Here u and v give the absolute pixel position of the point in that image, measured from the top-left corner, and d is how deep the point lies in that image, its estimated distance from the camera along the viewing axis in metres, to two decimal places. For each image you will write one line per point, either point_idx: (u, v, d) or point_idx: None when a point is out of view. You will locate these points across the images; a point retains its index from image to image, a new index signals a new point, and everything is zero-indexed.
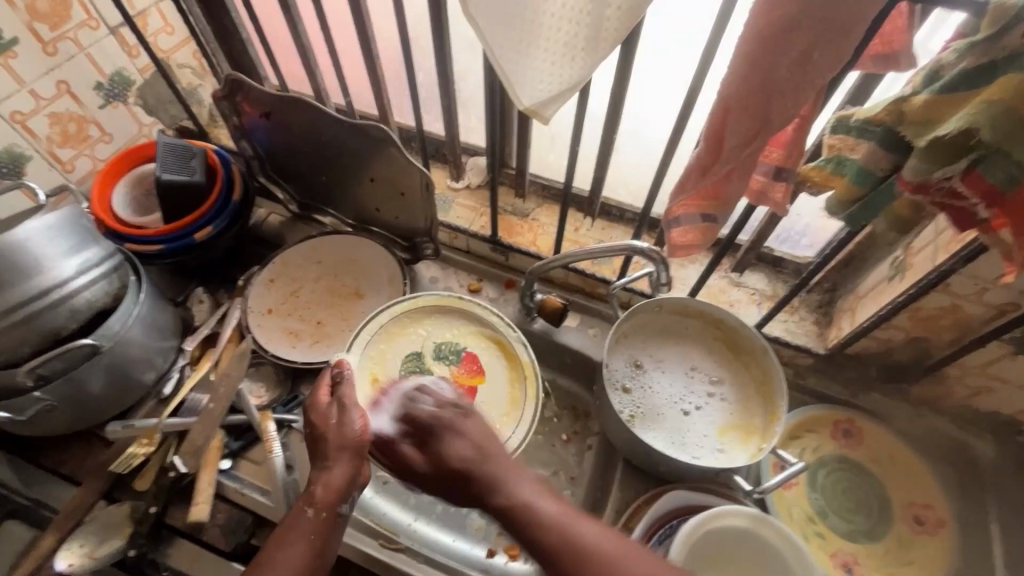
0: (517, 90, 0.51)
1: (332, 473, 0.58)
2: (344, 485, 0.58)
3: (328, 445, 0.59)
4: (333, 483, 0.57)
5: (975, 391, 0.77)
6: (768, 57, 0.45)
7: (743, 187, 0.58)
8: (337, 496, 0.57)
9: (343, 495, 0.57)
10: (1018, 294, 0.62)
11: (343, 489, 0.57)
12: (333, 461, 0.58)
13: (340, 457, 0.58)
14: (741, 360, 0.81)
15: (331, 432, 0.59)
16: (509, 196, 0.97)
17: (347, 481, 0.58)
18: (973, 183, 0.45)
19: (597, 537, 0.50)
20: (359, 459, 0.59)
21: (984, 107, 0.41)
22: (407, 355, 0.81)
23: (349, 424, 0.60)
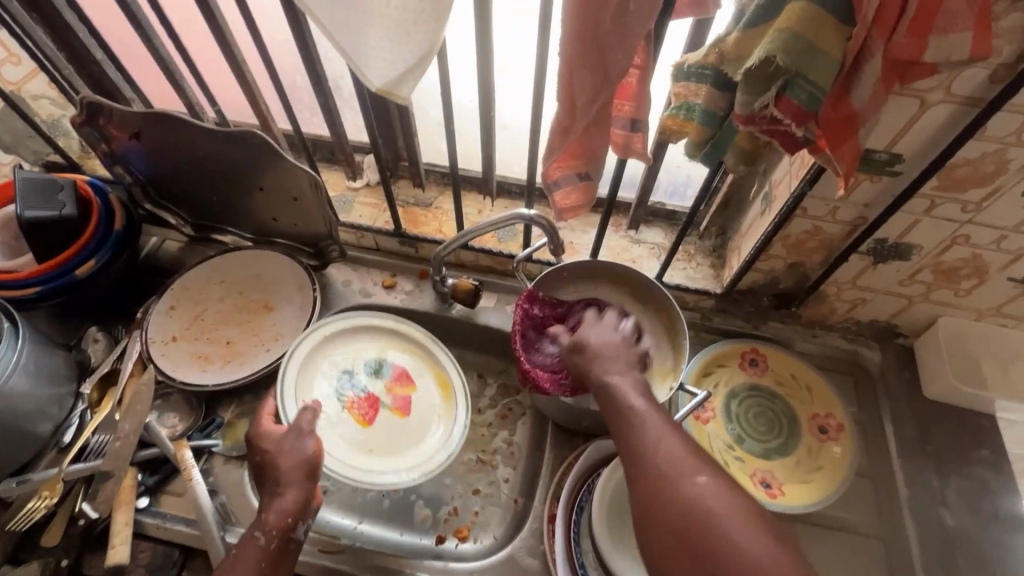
0: (366, 72, 0.52)
1: (284, 497, 0.62)
2: (299, 506, 0.62)
3: (278, 469, 0.64)
4: (287, 507, 0.61)
5: (852, 305, 0.85)
6: (592, 12, 0.48)
7: (604, 141, 0.61)
8: (290, 520, 0.61)
9: (298, 516, 0.62)
10: (862, 208, 0.69)
11: (298, 510, 0.62)
12: (285, 487, 0.63)
13: (291, 482, 0.63)
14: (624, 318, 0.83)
15: (281, 457, 0.64)
16: (409, 188, 0.98)
17: (299, 505, 0.62)
18: (785, 108, 0.48)
19: (699, 489, 0.46)
20: (310, 482, 0.64)
21: (779, 35, 0.45)
22: (336, 376, 0.82)
23: (300, 448, 0.65)
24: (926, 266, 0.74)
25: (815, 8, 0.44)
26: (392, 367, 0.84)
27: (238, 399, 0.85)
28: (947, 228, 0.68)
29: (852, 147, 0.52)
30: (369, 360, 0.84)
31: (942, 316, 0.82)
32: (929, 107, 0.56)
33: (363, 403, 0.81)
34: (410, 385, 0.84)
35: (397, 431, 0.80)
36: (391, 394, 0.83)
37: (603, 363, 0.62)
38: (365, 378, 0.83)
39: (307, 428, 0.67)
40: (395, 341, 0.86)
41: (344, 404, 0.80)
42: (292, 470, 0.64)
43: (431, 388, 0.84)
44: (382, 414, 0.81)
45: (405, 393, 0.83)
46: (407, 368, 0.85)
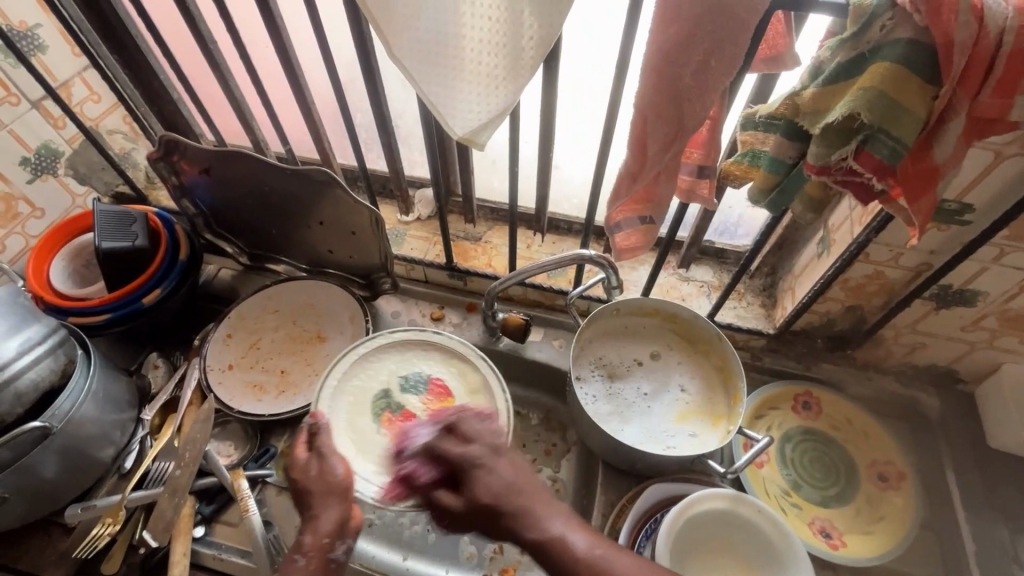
0: (449, 121, 0.54)
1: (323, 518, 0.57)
2: (337, 528, 0.57)
3: (313, 494, 0.59)
4: (324, 527, 0.56)
5: (911, 349, 0.84)
6: (672, 69, 0.50)
7: (671, 188, 0.62)
8: (328, 540, 0.55)
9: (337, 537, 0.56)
10: (927, 255, 0.69)
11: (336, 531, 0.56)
12: (320, 508, 0.58)
13: (328, 503, 0.58)
14: (648, 391, 0.83)
15: (314, 482, 0.60)
16: (460, 222, 1.00)
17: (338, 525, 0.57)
18: (864, 162, 0.49)
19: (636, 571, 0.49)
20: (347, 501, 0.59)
21: (862, 93, 0.46)
22: (374, 396, 0.82)
23: (331, 470, 0.61)
24: (990, 313, 0.73)
25: (899, 68, 0.45)
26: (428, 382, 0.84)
27: (290, 429, 0.86)
28: (1016, 277, 0.67)
29: (929, 200, 0.52)
30: (405, 378, 0.84)
31: (1006, 364, 0.80)
32: (1003, 159, 0.56)
33: (400, 416, 0.81)
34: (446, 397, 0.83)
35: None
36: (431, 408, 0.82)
37: (531, 511, 0.52)
38: (401, 394, 0.83)
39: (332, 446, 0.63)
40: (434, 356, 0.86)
41: (382, 422, 0.81)
42: (331, 494, 0.59)
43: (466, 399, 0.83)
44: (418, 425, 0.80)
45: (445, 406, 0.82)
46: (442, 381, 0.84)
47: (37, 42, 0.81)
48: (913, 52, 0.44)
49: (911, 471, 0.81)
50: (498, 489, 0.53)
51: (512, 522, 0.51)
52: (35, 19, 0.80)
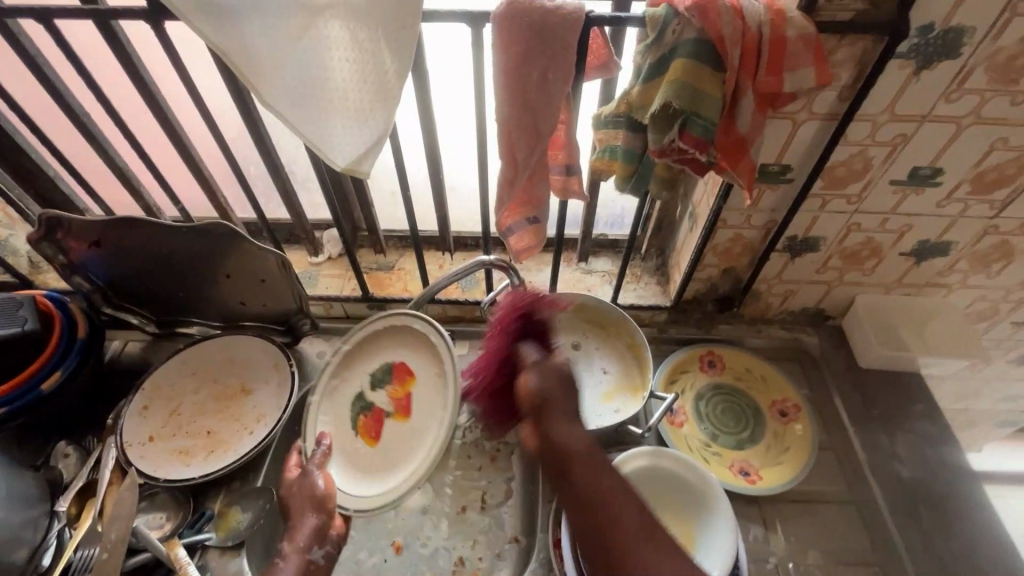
0: (331, 155, 0.58)
1: (301, 527, 0.68)
2: (315, 533, 0.68)
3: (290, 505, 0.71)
4: (307, 535, 0.68)
5: (784, 297, 0.97)
6: (518, 84, 0.58)
7: (546, 187, 0.69)
8: (304, 547, 0.67)
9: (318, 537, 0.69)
10: (770, 213, 0.81)
11: (315, 535, 0.68)
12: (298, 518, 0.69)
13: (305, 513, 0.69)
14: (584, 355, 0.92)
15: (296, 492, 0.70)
16: (371, 255, 1.04)
17: (316, 531, 0.68)
18: (687, 140, 0.58)
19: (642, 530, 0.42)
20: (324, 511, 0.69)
21: (671, 85, 0.55)
22: (353, 398, 0.79)
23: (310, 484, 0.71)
24: (832, 253, 0.87)
25: (694, 60, 0.55)
26: (393, 367, 0.79)
27: (225, 488, 0.83)
28: (842, 219, 0.81)
29: (746, 164, 0.63)
30: (375, 373, 0.80)
31: (858, 295, 0.95)
32: (799, 124, 0.68)
33: (374, 419, 0.78)
34: (409, 381, 0.78)
35: (397, 438, 0.76)
36: (393, 402, 0.78)
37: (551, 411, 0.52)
38: (370, 390, 0.79)
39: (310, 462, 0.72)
40: (411, 346, 0.80)
41: (358, 426, 0.78)
42: (303, 507, 0.69)
43: (429, 377, 0.77)
44: (388, 425, 0.77)
45: (405, 395, 0.78)
46: (405, 364, 0.79)
47: None
48: (700, 49, 0.55)
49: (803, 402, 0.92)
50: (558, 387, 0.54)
51: (562, 438, 0.49)
52: None
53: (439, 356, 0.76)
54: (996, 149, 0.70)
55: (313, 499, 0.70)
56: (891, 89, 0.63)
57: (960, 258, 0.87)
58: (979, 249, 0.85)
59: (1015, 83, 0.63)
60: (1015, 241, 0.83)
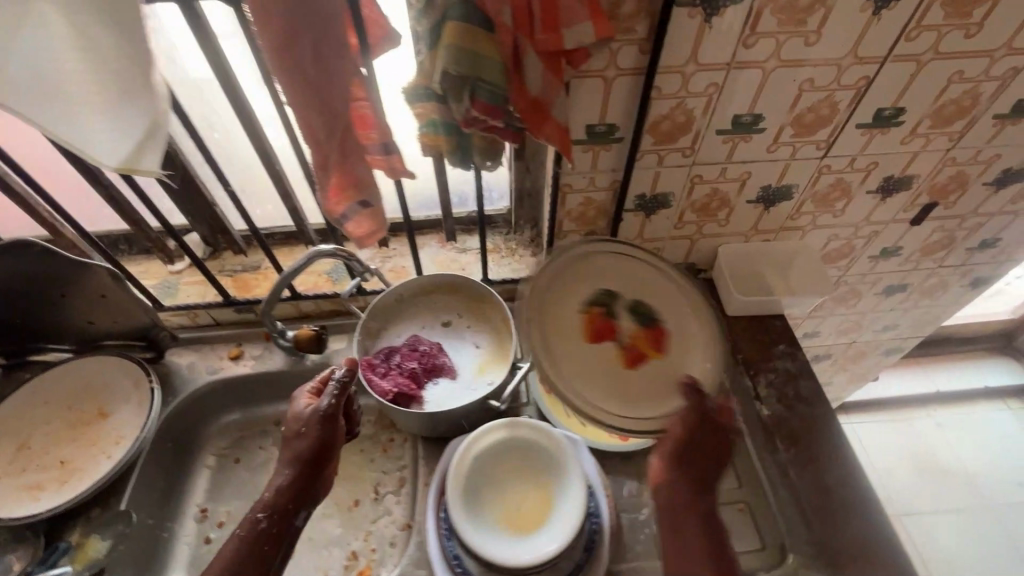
0: (98, 155, 0.53)
1: (286, 482, 0.69)
2: (300, 491, 0.69)
3: (292, 447, 0.70)
4: (288, 492, 0.68)
5: (652, 256, 0.98)
6: (292, 62, 0.55)
7: (365, 168, 0.67)
8: (292, 505, 0.68)
9: (301, 497, 0.69)
10: (613, 173, 0.81)
11: (298, 494, 0.69)
12: (288, 469, 0.69)
13: (293, 465, 0.69)
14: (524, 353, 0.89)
15: (298, 434, 0.71)
16: (236, 257, 1.00)
17: (298, 493, 0.69)
18: (480, 108, 0.57)
19: None
20: (312, 466, 0.70)
21: (447, 52, 0.53)
22: (585, 296, 0.77)
23: (315, 423, 0.71)
24: (685, 208, 0.88)
25: (465, 24, 0.53)
26: (655, 322, 0.76)
27: (82, 518, 0.79)
28: (683, 172, 0.82)
29: (554, 125, 0.62)
30: (638, 302, 0.78)
31: (721, 245, 0.97)
32: (611, 81, 0.67)
33: (604, 327, 0.75)
34: (658, 350, 0.75)
35: (606, 361, 0.73)
36: (634, 338, 0.75)
37: (691, 447, 0.65)
38: (623, 310, 0.77)
39: (329, 405, 0.71)
40: (655, 301, 0.79)
41: (588, 314, 0.75)
42: (303, 454, 0.70)
43: (681, 361, 0.74)
44: (625, 350, 0.74)
45: (646, 351, 0.74)
46: (665, 331, 0.76)
47: None
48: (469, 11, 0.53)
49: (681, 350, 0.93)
50: (697, 418, 0.66)
51: (675, 545, 0.63)
52: None
53: (715, 338, 0.74)
54: (805, 90, 0.72)
55: (292, 452, 0.70)
56: (687, 37, 0.63)
57: (805, 200, 0.90)
58: (819, 189, 0.88)
59: (803, 23, 0.64)
60: (849, 179, 0.87)
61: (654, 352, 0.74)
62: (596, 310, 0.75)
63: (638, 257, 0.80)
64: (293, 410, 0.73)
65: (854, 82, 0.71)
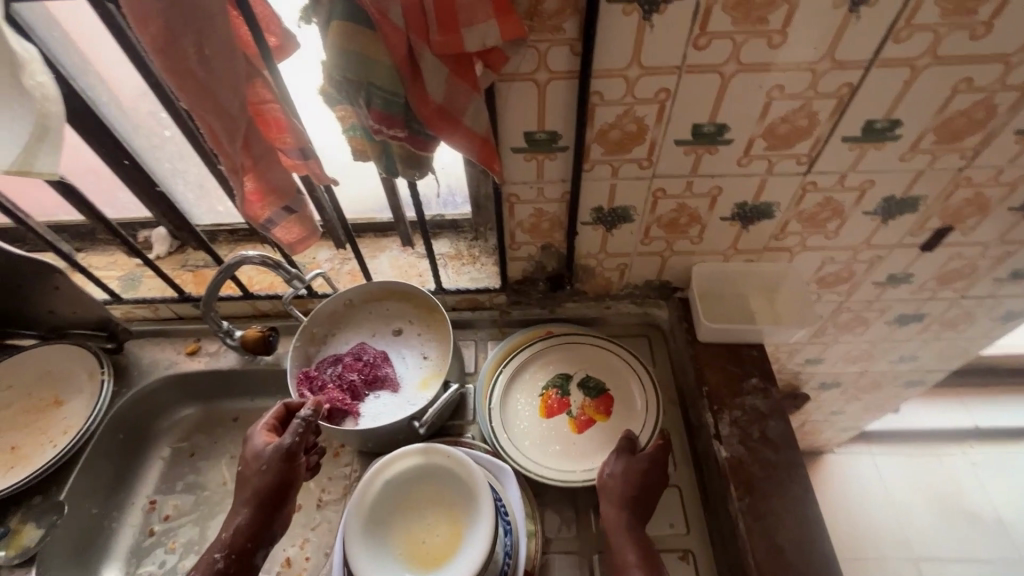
0: None
1: (240, 521, 0.69)
2: (255, 529, 0.69)
3: (248, 488, 0.70)
4: (245, 531, 0.69)
5: (620, 271, 0.91)
6: (176, 63, 0.51)
7: (281, 172, 0.64)
8: (250, 543, 0.69)
9: (254, 536, 0.69)
10: (564, 184, 0.74)
11: (253, 533, 0.69)
12: (244, 509, 0.69)
13: (250, 504, 0.70)
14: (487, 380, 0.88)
15: (253, 474, 0.70)
16: (199, 252, 1.00)
17: (255, 531, 0.69)
18: (377, 117, 0.53)
19: None
20: (267, 507, 0.70)
21: (332, 54, 0.49)
22: (548, 384, 0.88)
23: (270, 465, 0.70)
24: (649, 223, 0.80)
25: (350, 24, 0.48)
26: (602, 390, 0.86)
27: (24, 505, 0.82)
28: (642, 185, 0.74)
29: (470, 135, 0.57)
30: (586, 374, 0.89)
31: (696, 264, 0.89)
32: (544, 86, 0.61)
33: (558, 403, 0.86)
34: (603, 412, 0.85)
35: (562, 435, 0.83)
36: (584, 410, 0.85)
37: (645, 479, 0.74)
38: (574, 386, 0.87)
39: (290, 446, 0.70)
40: (610, 373, 0.88)
41: (543, 396, 0.87)
42: (260, 495, 0.70)
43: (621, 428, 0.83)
44: (564, 414, 0.85)
45: (595, 417, 0.85)
46: (611, 397, 0.86)
47: None
48: (355, 8, 0.47)
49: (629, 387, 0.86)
50: (649, 462, 0.75)
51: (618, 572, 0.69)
52: None
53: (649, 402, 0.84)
54: (775, 98, 0.63)
55: (251, 491, 0.70)
56: (626, 38, 0.56)
57: (789, 219, 0.80)
58: (804, 208, 0.78)
59: (762, 22, 0.55)
60: (840, 198, 0.76)
61: (598, 413, 0.85)
62: (549, 393, 0.86)
63: (616, 364, 0.88)
64: (251, 448, 0.72)
65: (834, 90, 0.62)
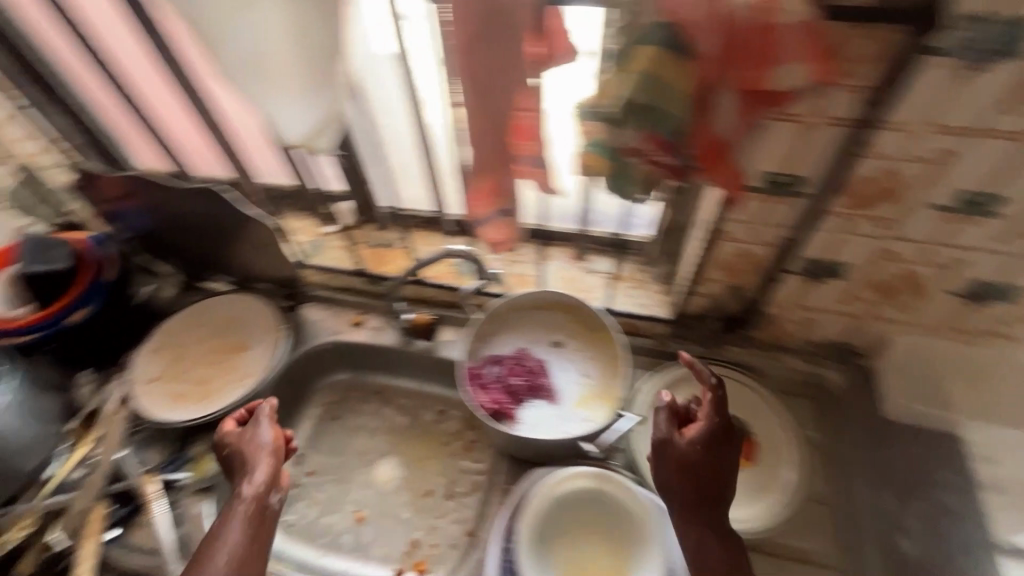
0: (285, 131, 0.59)
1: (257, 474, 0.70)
2: (271, 480, 0.70)
3: (240, 454, 0.72)
4: (261, 481, 0.69)
5: (802, 325, 0.85)
6: (471, 66, 0.54)
7: (513, 178, 0.65)
8: (263, 492, 0.68)
9: (272, 488, 0.69)
10: (782, 229, 0.70)
11: (271, 483, 0.69)
12: (257, 463, 0.71)
13: (264, 459, 0.71)
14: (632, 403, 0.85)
15: (246, 442, 0.73)
16: (376, 231, 1.06)
17: (271, 478, 0.69)
18: (652, 142, 0.52)
19: None
20: (275, 461, 0.71)
21: (632, 79, 0.49)
22: None
23: (263, 436, 0.73)
24: (860, 283, 0.74)
25: (661, 52, 0.48)
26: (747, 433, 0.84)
27: (206, 435, 0.90)
28: (871, 244, 0.69)
29: (731, 171, 0.55)
30: (731, 413, 0.86)
31: (895, 334, 0.81)
32: (810, 129, 0.58)
33: None
34: (745, 457, 0.82)
35: None
36: None
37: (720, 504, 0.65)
38: None
39: (264, 416, 0.75)
40: (758, 420, 0.85)
41: None
42: (272, 451, 0.72)
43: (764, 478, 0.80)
44: None
45: (737, 460, 0.82)
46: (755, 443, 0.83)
47: None
48: (670, 36, 0.47)
49: (790, 447, 0.82)
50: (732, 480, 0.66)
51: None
52: None
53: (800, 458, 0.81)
54: None
55: (261, 450, 0.72)
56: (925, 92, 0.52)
57: None
58: None
59: None
60: None
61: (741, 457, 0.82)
62: None
63: (765, 408, 0.85)
64: (252, 427, 0.74)
65: None
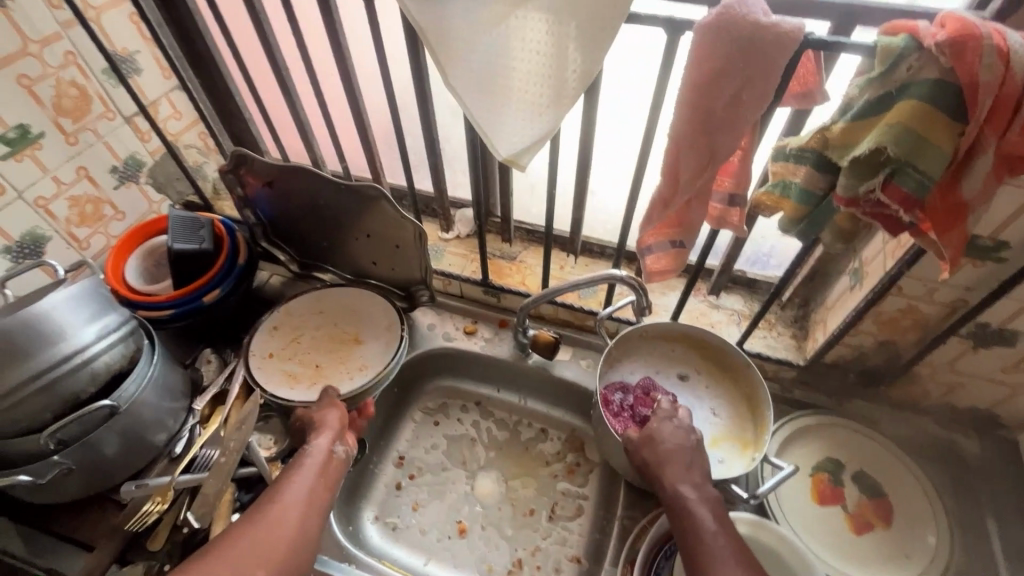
0: (495, 143, 0.58)
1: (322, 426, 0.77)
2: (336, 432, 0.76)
3: (312, 417, 0.79)
4: (329, 431, 0.76)
5: (948, 389, 0.82)
6: (705, 99, 0.54)
7: (703, 213, 0.64)
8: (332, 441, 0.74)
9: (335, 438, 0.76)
10: (962, 291, 0.69)
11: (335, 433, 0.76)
12: (323, 418, 0.78)
13: (325, 417, 0.78)
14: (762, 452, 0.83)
15: (319, 408, 0.81)
16: (497, 242, 1.06)
17: (335, 429, 0.76)
18: (892, 193, 0.51)
19: None
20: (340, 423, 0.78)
21: (888, 128, 0.48)
22: (820, 467, 0.83)
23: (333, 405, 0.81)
24: None
25: (925, 105, 0.47)
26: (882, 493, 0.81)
27: None
28: None
29: (960, 232, 0.54)
30: (863, 470, 0.83)
31: None
32: None
33: (831, 492, 0.81)
34: (880, 518, 0.79)
35: (837, 529, 0.78)
36: (859, 508, 0.80)
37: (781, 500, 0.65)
38: (846, 477, 0.83)
39: (327, 388, 0.84)
40: (894, 481, 0.82)
41: (815, 478, 0.82)
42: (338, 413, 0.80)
43: (904, 543, 0.77)
44: (837, 508, 0.81)
45: (873, 521, 0.79)
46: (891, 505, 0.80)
47: (135, 65, 0.92)
48: (940, 90, 0.47)
49: (932, 513, 0.78)
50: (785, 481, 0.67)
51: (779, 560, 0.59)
52: (135, 46, 0.92)
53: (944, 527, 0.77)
54: None
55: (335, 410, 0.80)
56: None
57: None
58: None
59: None
60: None
61: (877, 518, 0.79)
62: (823, 478, 0.82)
63: (901, 473, 0.82)
64: (322, 397, 0.83)
65: None
